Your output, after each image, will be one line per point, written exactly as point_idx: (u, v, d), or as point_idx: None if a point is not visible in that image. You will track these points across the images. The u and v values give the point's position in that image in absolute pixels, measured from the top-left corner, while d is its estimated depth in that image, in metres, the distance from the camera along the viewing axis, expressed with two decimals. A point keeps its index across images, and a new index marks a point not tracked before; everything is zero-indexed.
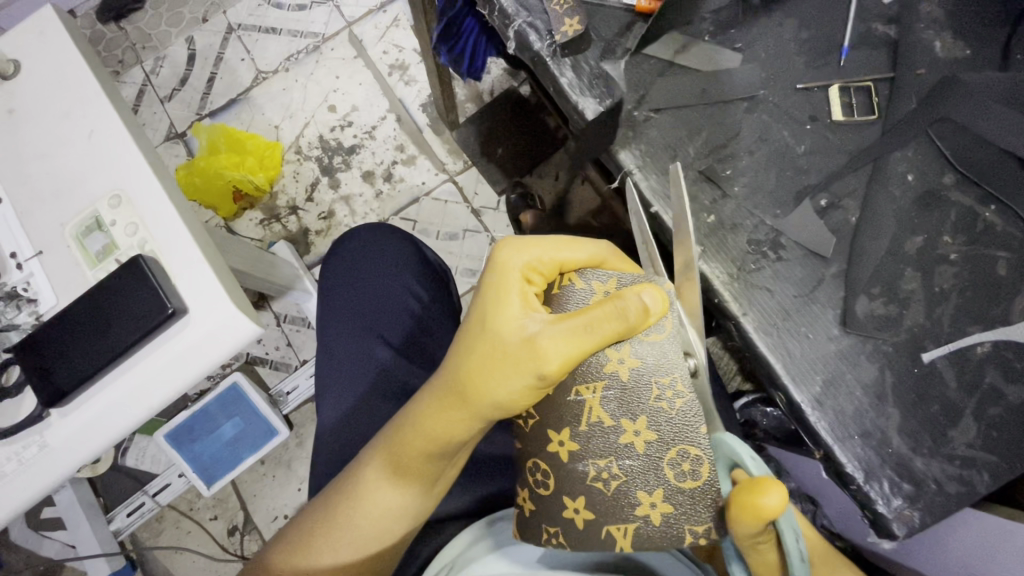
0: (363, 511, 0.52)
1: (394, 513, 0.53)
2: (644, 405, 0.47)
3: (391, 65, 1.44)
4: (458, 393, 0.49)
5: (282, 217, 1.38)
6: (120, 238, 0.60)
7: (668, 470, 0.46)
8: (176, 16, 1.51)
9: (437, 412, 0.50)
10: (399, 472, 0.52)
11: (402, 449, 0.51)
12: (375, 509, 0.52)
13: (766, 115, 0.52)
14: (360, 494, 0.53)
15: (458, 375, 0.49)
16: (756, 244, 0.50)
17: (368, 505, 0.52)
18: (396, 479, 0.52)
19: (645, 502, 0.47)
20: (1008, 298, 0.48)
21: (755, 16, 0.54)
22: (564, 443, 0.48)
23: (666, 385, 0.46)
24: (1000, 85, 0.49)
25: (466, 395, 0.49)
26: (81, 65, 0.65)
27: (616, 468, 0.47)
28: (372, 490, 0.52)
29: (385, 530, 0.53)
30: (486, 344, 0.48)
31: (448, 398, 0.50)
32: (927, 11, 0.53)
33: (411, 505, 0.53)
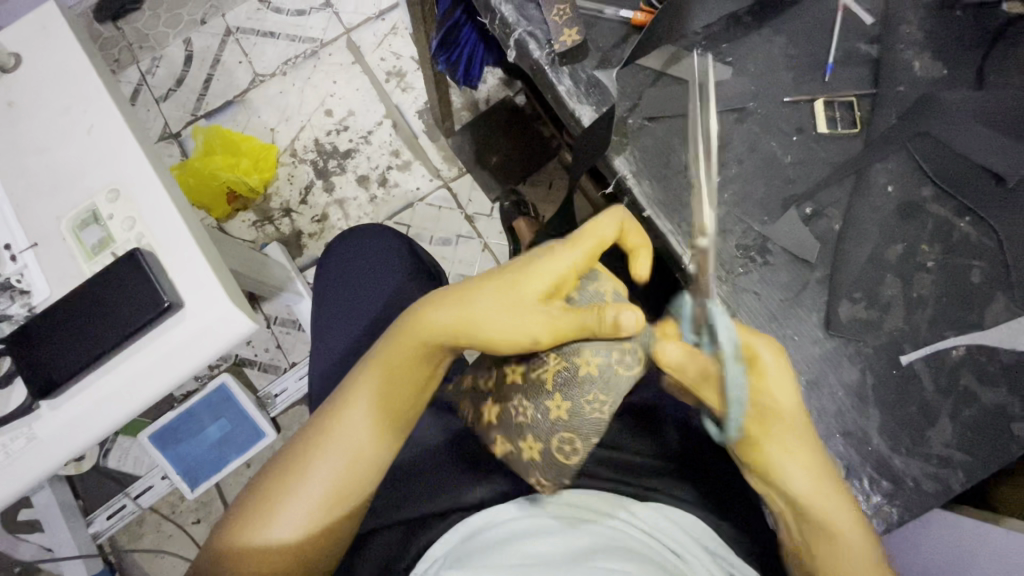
0: (327, 434, 0.53)
1: (367, 449, 0.53)
2: (581, 394, 0.54)
3: (388, 72, 1.46)
4: (457, 329, 0.52)
5: (275, 219, 1.39)
6: (117, 232, 0.60)
7: (559, 440, 0.54)
8: (174, 18, 1.52)
9: (429, 335, 0.53)
10: (380, 405, 0.54)
11: (403, 364, 0.54)
12: (341, 434, 0.53)
13: (755, 127, 0.54)
14: (336, 412, 0.54)
15: (458, 306, 0.52)
16: (745, 248, 0.52)
17: (333, 430, 0.53)
18: (374, 409, 0.53)
19: (529, 442, 0.56)
20: (982, 305, 0.50)
21: (745, 31, 0.56)
22: (517, 371, 0.57)
23: (602, 396, 0.54)
24: (976, 103, 0.51)
25: (464, 330, 0.52)
26: (84, 62, 0.65)
27: (530, 411, 0.55)
28: (345, 415, 0.53)
29: (333, 472, 0.52)
30: (499, 286, 0.52)
31: (447, 334, 0.53)
32: (907, 32, 0.55)
33: (374, 450, 0.53)
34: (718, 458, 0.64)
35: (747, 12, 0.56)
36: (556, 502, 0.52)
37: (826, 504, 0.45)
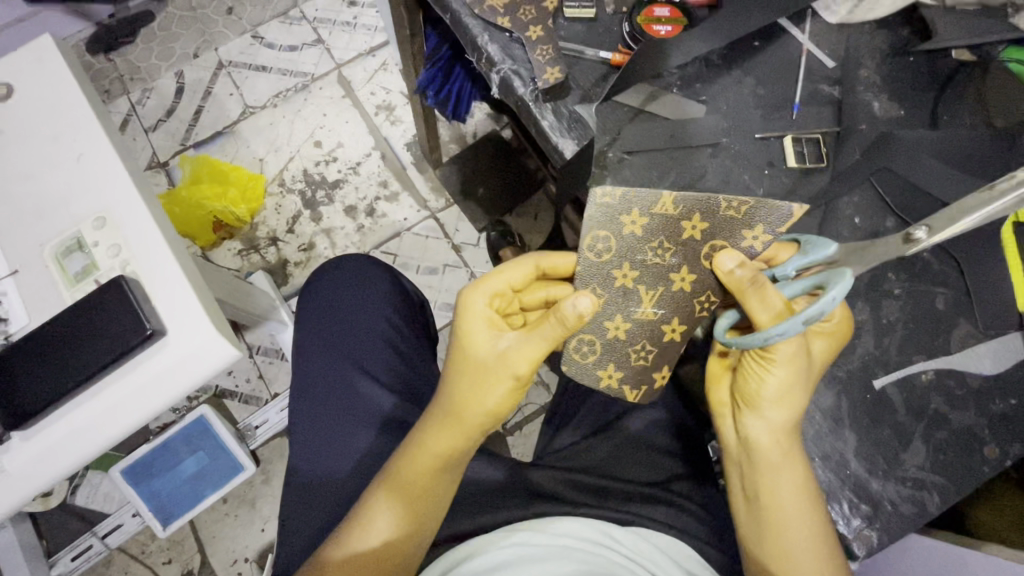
0: (360, 520, 0.54)
1: (389, 544, 0.53)
2: (622, 347, 0.57)
3: (377, 106, 1.50)
4: (464, 429, 0.54)
5: (261, 248, 1.41)
6: (101, 259, 0.60)
7: (632, 352, 0.57)
8: (167, 51, 1.56)
9: (439, 449, 0.54)
10: (405, 489, 0.54)
11: (419, 470, 0.54)
12: (377, 522, 0.53)
13: (728, 161, 0.54)
14: (368, 504, 0.54)
15: (450, 415, 0.54)
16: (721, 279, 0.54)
17: (366, 518, 0.54)
18: (397, 495, 0.54)
19: (611, 334, 0.56)
20: (946, 332, 0.51)
21: (718, 72, 0.56)
22: (618, 327, 0.56)
23: (643, 349, 0.57)
24: (933, 140, 0.52)
25: (458, 427, 0.54)
26: (78, 93, 0.66)
27: (621, 326, 0.56)
28: (377, 506, 0.54)
29: (373, 553, 0.52)
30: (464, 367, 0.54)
31: (448, 439, 0.54)
32: (866, 75, 0.56)
33: (402, 543, 0.53)
34: (700, 486, 0.65)
35: (716, 53, 0.56)
36: (539, 535, 0.55)
37: (783, 451, 0.47)
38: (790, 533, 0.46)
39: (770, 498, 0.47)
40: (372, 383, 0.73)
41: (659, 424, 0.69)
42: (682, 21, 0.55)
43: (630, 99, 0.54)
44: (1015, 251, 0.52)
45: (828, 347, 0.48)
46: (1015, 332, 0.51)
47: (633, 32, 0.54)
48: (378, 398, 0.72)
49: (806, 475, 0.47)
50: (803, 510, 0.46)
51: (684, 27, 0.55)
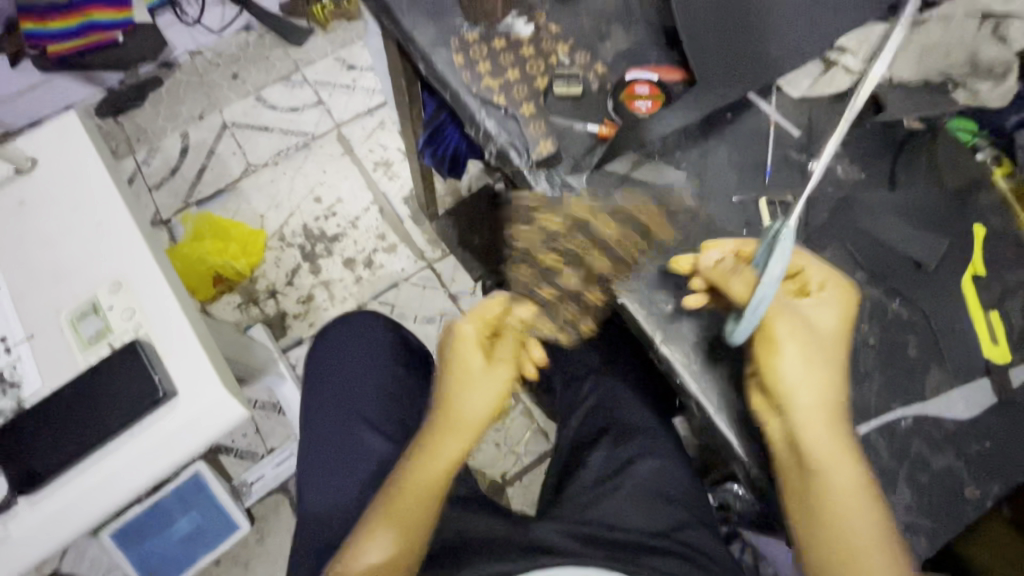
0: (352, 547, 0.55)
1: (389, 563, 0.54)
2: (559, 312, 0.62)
3: (376, 162, 1.57)
4: (448, 459, 0.58)
5: (260, 301, 1.44)
6: (115, 323, 0.62)
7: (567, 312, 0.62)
8: (173, 113, 1.64)
9: (438, 458, 0.58)
10: (397, 515, 0.55)
11: (419, 482, 0.57)
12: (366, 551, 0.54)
13: (705, 224, 0.57)
14: (358, 533, 0.55)
15: (431, 449, 0.58)
16: (706, 331, 0.53)
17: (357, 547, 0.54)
18: (385, 522, 0.55)
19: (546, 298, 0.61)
20: (921, 380, 0.50)
21: (692, 141, 0.59)
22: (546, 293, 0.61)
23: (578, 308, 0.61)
24: (898, 200, 0.54)
25: (439, 463, 0.58)
26: (98, 164, 0.71)
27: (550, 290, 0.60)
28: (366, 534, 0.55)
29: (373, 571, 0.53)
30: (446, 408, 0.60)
31: (430, 477, 0.57)
32: (828, 143, 0.59)
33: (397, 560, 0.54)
34: (697, 532, 0.66)
35: (695, 126, 0.59)
36: None
37: (832, 435, 0.47)
38: (855, 525, 0.46)
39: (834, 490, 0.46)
40: (376, 438, 0.74)
41: (663, 472, 0.71)
42: (661, 97, 0.60)
43: (619, 167, 0.58)
44: (974, 297, 0.52)
45: (835, 318, 0.50)
46: (985, 377, 0.50)
47: (618, 108, 0.60)
48: (381, 453, 0.73)
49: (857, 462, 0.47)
50: (862, 502, 0.46)
51: (663, 103, 0.60)
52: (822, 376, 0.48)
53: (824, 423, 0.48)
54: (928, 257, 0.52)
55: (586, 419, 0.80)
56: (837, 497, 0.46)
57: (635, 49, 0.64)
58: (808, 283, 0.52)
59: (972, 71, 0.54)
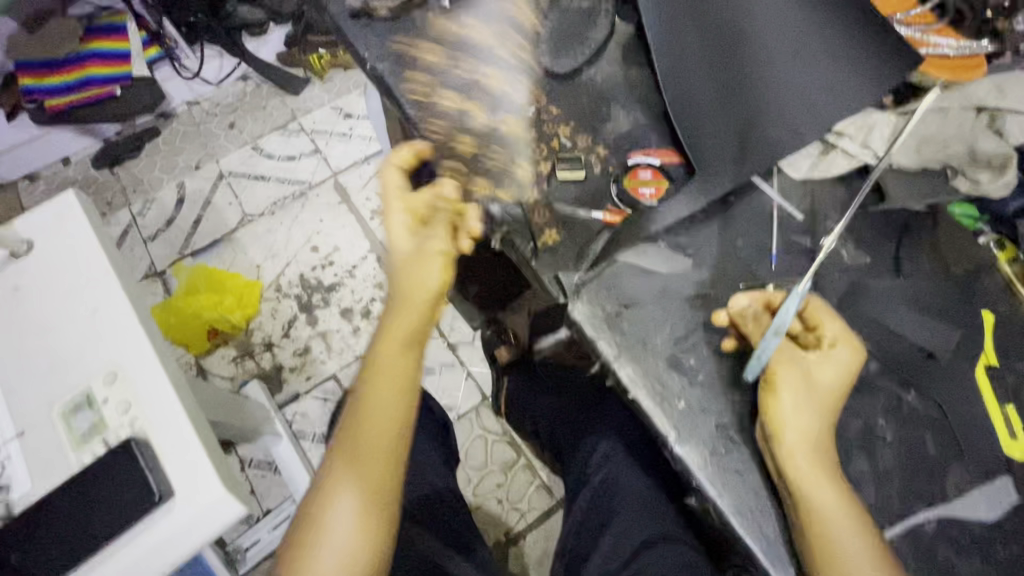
0: (318, 506, 0.60)
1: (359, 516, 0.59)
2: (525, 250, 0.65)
3: (373, 210, 1.56)
4: (388, 419, 0.62)
5: (255, 354, 1.42)
6: (111, 417, 0.60)
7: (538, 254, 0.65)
8: (170, 164, 1.64)
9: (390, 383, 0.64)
10: (350, 477, 0.60)
11: (379, 410, 0.62)
12: (333, 508, 0.59)
13: (718, 311, 0.56)
14: (320, 498, 0.61)
15: (368, 403, 0.63)
16: (722, 427, 0.51)
17: (323, 508, 0.60)
18: (342, 485, 0.60)
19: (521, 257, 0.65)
20: (940, 478, 0.49)
21: (698, 224, 0.59)
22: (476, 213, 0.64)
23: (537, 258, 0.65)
24: (903, 288, 0.55)
25: (377, 423, 0.62)
26: (94, 245, 0.69)
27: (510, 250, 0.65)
28: (328, 497, 0.60)
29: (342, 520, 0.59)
30: (377, 364, 0.64)
31: (372, 437, 0.61)
32: (832, 226, 0.59)
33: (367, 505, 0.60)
34: None
35: (701, 211, 0.59)
36: None
37: (826, 477, 0.47)
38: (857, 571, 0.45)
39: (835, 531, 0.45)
40: None
41: (694, 567, 0.65)
42: (664, 182, 0.61)
43: (626, 255, 0.57)
44: (991, 391, 0.51)
45: (836, 373, 0.50)
46: (1006, 475, 0.49)
47: (621, 195, 0.60)
48: None
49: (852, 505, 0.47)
50: (861, 542, 0.46)
51: (666, 189, 0.60)
52: (816, 420, 0.49)
53: (818, 466, 0.47)
54: (937, 348, 0.52)
55: (593, 497, 0.76)
56: (833, 539, 0.45)
57: (635, 131, 0.65)
58: (821, 336, 0.52)
59: (972, 160, 0.57)
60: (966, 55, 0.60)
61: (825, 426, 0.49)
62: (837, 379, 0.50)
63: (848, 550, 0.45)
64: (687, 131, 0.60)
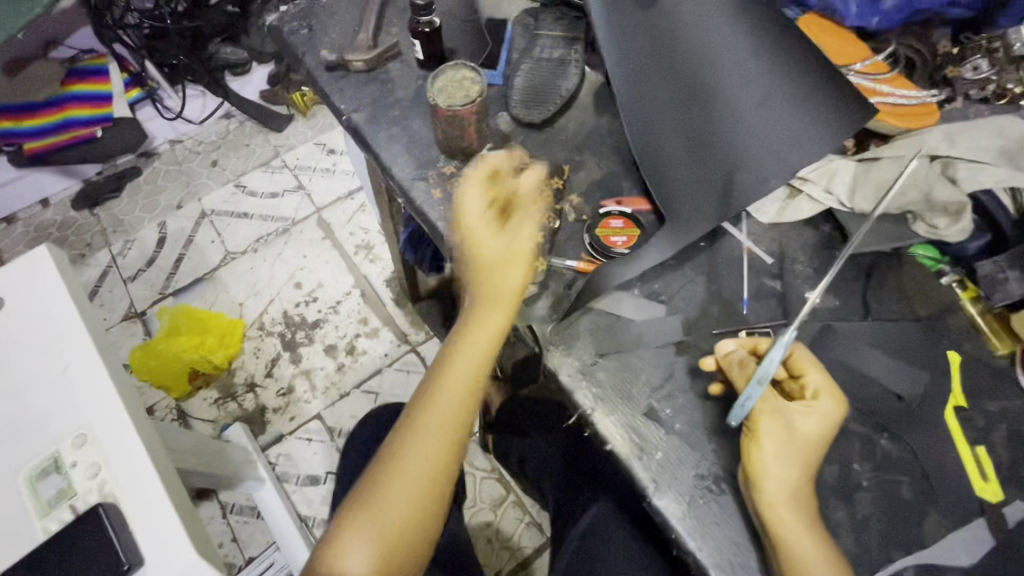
0: (335, 552, 0.52)
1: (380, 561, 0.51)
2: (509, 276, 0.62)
3: (356, 246, 1.56)
4: (440, 442, 0.54)
5: (238, 395, 1.39)
6: (79, 482, 0.58)
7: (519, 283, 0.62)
8: (151, 203, 1.63)
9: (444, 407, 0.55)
10: (380, 527, 0.52)
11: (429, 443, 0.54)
12: (354, 559, 0.51)
13: (694, 357, 0.56)
14: (338, 544, 0.52)
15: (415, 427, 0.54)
16: (700, 477, 0.51)
17: (341, 555, 0.51)
18: (371, 537, 0.51)
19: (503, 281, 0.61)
20: (918, 522, 0.49)
21: (669, 271, 0.61)
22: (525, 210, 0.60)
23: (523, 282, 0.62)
24: (871, 330, 0.56)
25: (423, 469, 0.53)
26: (67, 302, 0.68)
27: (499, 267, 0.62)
28: (348, 546, 0.51)
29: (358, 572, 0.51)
30: (441, 381, 0.55)
31: (415, 486, 0.53)
32: (801, 269, 0.60)
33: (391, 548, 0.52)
34: None
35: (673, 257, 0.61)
36: None
37: (806, 528, 0.46)
38: None
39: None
40: None
41: None
42: (635, 231, 0.62)
43: (602, 303, 0.58)
44: (960, 432, 0.52)
45: (820, 426, 0.49)
46: (979, 517, 0.49)
47: (593, 244, 0.61)
48: None
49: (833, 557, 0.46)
50: None
51: (637, 237, 0.61)
52: (797, 470, 0.48)
53: (797, 518, 0.46)
54: (909, 391, 0.53)
55: (581, 543, 0.74)
56: None
57: (607, 178, 0.66)
58: (807, 388, 0.51)
59: (928, 208, 0.58)
60: (917, 104, 0.63)
61: (806, 477, 0.48)
62: (820, 429, 0.49)
63: None
64: (667, 181, 0.61)
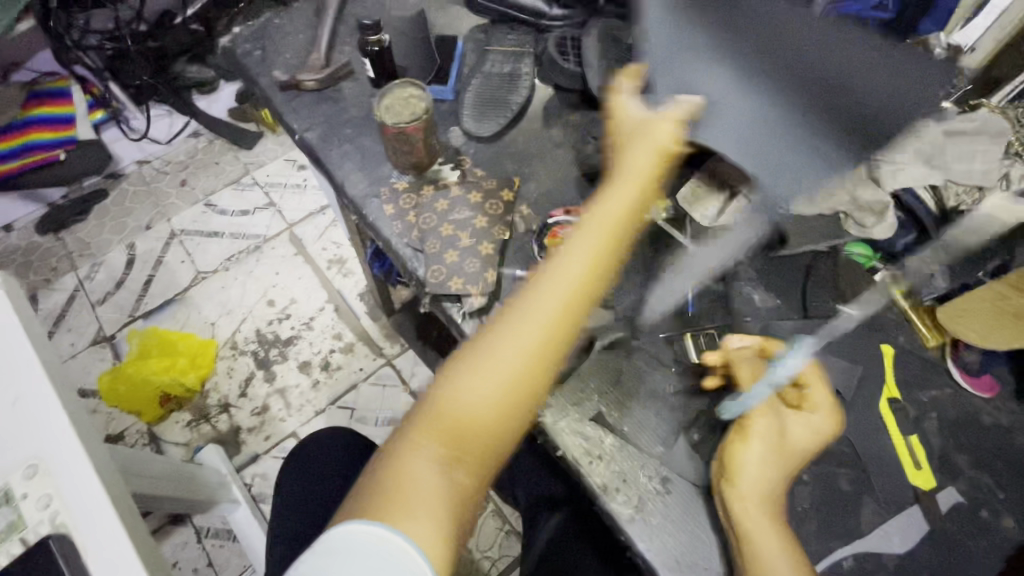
0: (398, 454, 0.46)
1: (444, 494, 0.44)
2: (466, 277, 0.61)
3: (329, 260, 1.56)
4: (523, 370, 0.48)
5: (211, 416, 1.37)
6: (30, 514, 0.57)
7: (474, 285, 0.61)
8: (119, 225, 1.61)
9: (543, 335, 0.49)
10: (448, 431, 0.46)
11: (515, 370, 0.48)
12: (416, 465, 0.45)
13: (643, 361, 0.58)
14: (400, 449, 0.46)
15: (494, 346, 0.48)
16: (649, 478, 0.53)
17: (402, 462, 0.45)
18: (442, 438, 0.46)
19: (456, 286, 0.60)
20: (856, 513, 0.51)
21: (617, 278, 0.62)
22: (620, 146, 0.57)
23: (479, 282, 0.61)
24: (807, 328, 0.58)
25: (504, 373, 0.48)
26: (18, 328, 0.66)
27: (453, 271, 0.61)
28: (411, 450, 0.46)
29: (419, 496, 0.43)
30: (528, 299, 0.50)
31: (497, 396, 0.47)
32: (743, 272, 0.63)
33: (453, 484, 0.45)
34: None
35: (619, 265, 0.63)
36: None
37: (768, 518, 0.48)
38: None
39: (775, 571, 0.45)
40: None
41: None
42: None
43: None
44: (893, 423, 0.55)
45: (808, 435, 0.50)
46: (914, 505, 0.52)
47: (541, 253, 0.62)
48: None
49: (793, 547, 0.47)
50: None
51: None
52: (776, 472, 0.49)
53: (767, 515, 0.48)
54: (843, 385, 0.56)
55: None
56: None
57: (557, 189, 0.68)
58: (807, 400, 0.52)
59: (858, 207, 0.60)
60: None
61: (783, 480, 0.50)
62: (812, 442, 0.50)
63: None
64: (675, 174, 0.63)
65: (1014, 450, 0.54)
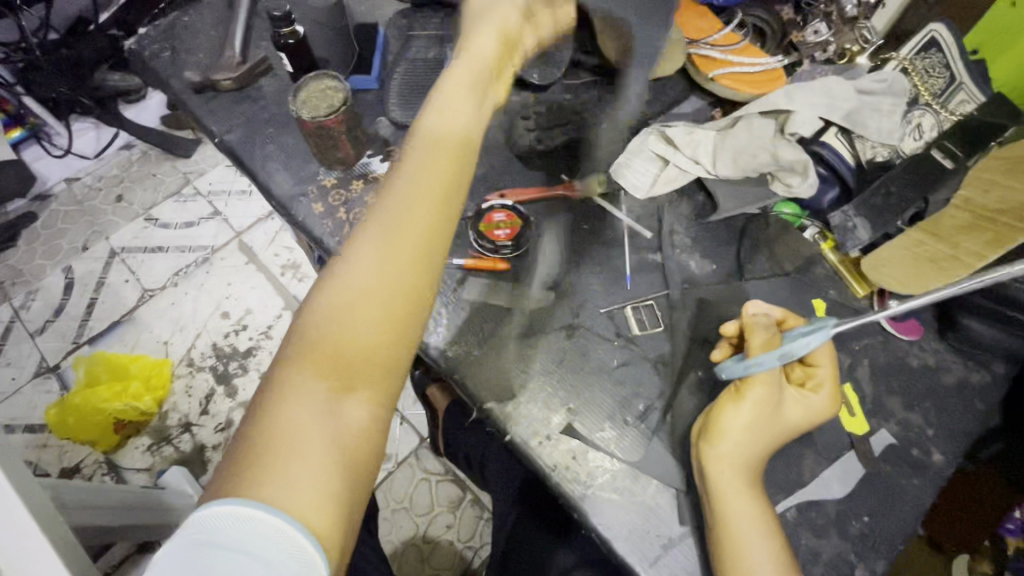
0: (262, 409, 0.38)
1: (335, 437, 0.38)
2: None
3: (283, 266, 1.51)
4: (402, 284, 0.43)
5: (173, 437, 1.32)
6: None
7: None
8: (53, 248, 1.52)
9: (414, 249, 0.43)
10: (321, 368, 0.40)
11: (387, 284, 0.42)
12: (289, 414, 0.38)
13: (587, 338, 0.58)
14: (269, 403, 0.39)
15: (361, 267, 0.42)
16: (599, 453, 0.53)
17: (272, 416, 0.38)
18: (318, 377, 0.39)
19: None
20: (797, 465, 0.53)
21: (556, 258, 0.62)
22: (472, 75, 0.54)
23: None
24: (740, 293, 0.60)
25: (377, 292, 0.42)
26: None
27: None
28: (283, 401, 0.38)
29: (303, 444, 0.37)
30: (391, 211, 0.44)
31: (377, 321, 0.42)
32: (679, 240, 0.64)
33: (341, 423, 0.39)
34: None
35: (557, 245, 0.63)
36: None
37: (739, 474, 0.48)
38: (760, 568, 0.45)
39: (739, 525, 0.46)
40: None
41: None
42: (518, 222, 0.62)
43: (490, 297, 0.60)
44: None
45: (804, 414, 0.51)
46: (850, 450, 0.54)
47: (478, 241, 0.61)
48: None
49: (762, 503, 0.48)
50: (768, 539, 0.46)
51: (520, 228, 0.62)
52: (761, 436, 0.49)
53: (739, 476, 0.48)
54: None
55: None
56: (742, 535, 0.46)
57: (490, 173, 0.67)
58: (812, 379, 0.52)
59: (781, 168, 0.62)
60: (762, 72, 0.68)
61: (764, 446, 0.50)
62: (805, 417, 0.50)
63: (756, 546, 0.46)
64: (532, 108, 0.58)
65: (941, 388, 0.57)
